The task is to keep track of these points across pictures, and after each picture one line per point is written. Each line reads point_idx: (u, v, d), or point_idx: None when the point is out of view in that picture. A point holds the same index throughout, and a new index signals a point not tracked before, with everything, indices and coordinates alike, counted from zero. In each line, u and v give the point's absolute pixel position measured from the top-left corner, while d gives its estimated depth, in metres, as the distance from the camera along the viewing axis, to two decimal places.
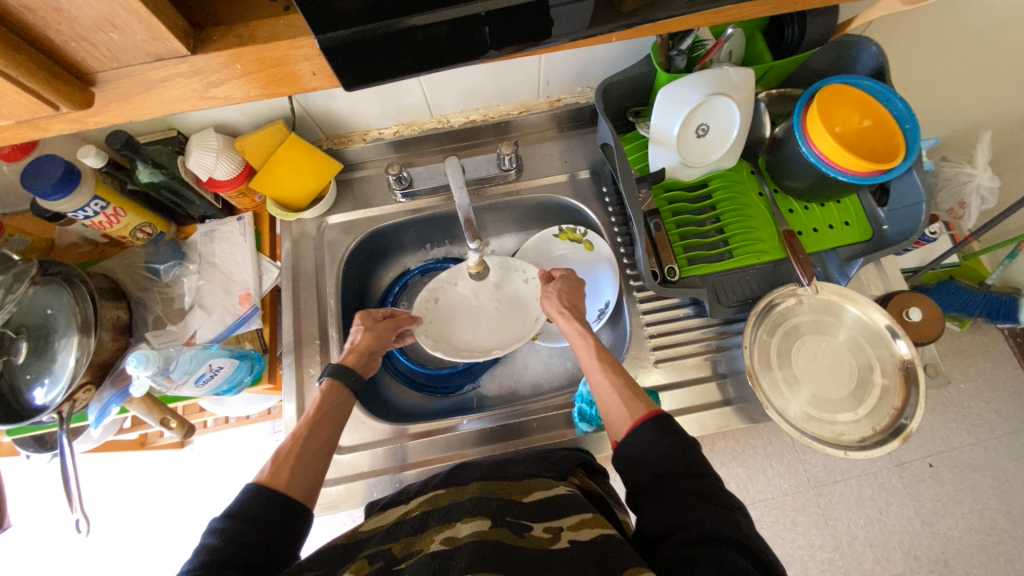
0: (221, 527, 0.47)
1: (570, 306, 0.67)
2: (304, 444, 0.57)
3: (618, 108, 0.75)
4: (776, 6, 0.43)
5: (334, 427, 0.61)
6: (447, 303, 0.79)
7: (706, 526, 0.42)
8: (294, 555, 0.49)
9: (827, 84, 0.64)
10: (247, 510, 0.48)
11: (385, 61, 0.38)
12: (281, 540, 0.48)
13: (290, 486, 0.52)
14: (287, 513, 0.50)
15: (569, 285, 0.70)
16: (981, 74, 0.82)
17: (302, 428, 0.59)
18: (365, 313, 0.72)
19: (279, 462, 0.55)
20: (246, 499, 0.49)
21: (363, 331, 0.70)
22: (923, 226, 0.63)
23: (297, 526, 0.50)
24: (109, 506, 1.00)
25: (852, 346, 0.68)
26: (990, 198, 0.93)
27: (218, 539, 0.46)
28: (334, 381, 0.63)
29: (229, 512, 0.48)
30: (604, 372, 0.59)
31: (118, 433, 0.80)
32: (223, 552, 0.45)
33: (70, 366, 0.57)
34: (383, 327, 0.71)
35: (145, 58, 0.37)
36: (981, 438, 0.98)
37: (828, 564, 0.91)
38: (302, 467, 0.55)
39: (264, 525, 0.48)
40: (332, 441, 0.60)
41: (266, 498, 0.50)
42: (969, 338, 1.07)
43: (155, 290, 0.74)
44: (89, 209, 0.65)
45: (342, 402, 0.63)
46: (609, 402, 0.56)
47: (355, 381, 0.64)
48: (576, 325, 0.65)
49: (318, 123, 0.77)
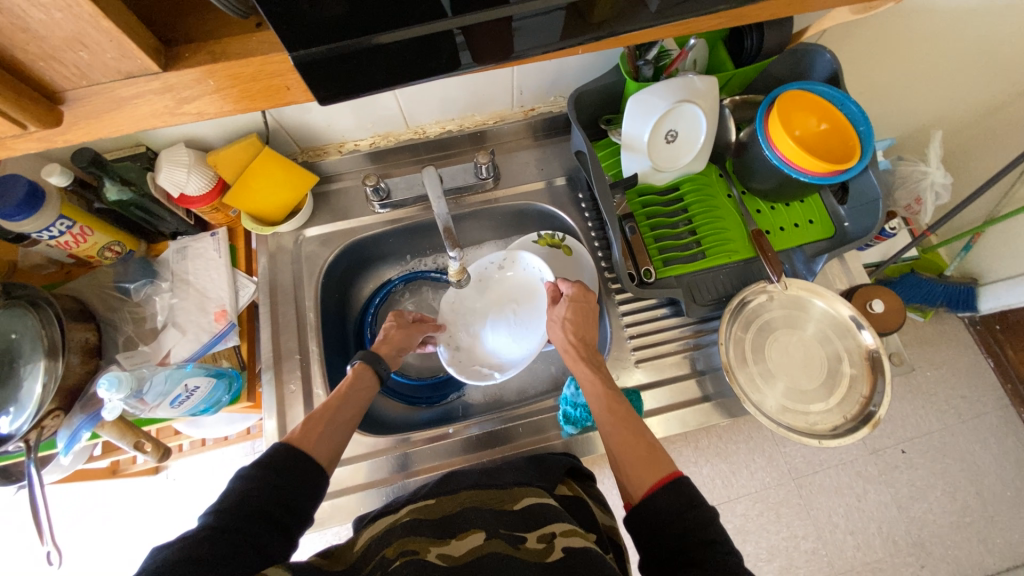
0: (250, 473, 0.50)
1: (576, 345, 0.66)
2: (334, 414, 0.61)
3: (590, 117, 0.77)
4: (730, 20, 0.45)
5: (359, 408, 0.64)
6: (462, 310, 0.82)
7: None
8: (311, 514, 0.51)
9: (785, 90, 0.67)
10: (275, 461, 0.52)
11: (359, 74, 0.38)
12: (302, 495, 0.51)
13: (315, 448, 0.56)
14: (309, 472, 0.53)
15: (576, 315, 0.68)
16: (928, 79, 0.87)
17: (332, 400, 0.62)
18: (398, 313, 0.78)
19: (309, 426, 0.59)
20: (277, 451, 0.53)
21: (394, 327, 0.75)
22: (881, 221, 0.67)
23: (317, 483, 0.53)
24: (82, 537, 0.96)
25: (821, 338, 0.71)
26: (943, 193, 0.98)
27: (247, 485, 0.49)
28: (366, 365, 0.68)
29: (260, 461, 0.52)
30: (617, 428, 0.58)
31: (89, 460, 0.76)
32: (252, 497, 0.48)
33: (37, 393, 0.55)
34: (412, 327, 0.77)
35: (115, 75, 0.37)
36: (948, 423, 1.03)
37: (812, 553, 0.94)
38: (330, 432, 0.59)
39: (289, 478, 0.51)
40: (355, 421, 0.63)
41: (294, 455, 0.53)
42: (932, 328, 1.13)
43: (126, 310, 0.72)
44: (55, 229, 0.63)
45: (370, 386, 0.67)
46: (627, 462, 0.54)
47: (382, 368, 0.68)
48: (584, 365, 0.64)
49: (292, 136, 0.77)
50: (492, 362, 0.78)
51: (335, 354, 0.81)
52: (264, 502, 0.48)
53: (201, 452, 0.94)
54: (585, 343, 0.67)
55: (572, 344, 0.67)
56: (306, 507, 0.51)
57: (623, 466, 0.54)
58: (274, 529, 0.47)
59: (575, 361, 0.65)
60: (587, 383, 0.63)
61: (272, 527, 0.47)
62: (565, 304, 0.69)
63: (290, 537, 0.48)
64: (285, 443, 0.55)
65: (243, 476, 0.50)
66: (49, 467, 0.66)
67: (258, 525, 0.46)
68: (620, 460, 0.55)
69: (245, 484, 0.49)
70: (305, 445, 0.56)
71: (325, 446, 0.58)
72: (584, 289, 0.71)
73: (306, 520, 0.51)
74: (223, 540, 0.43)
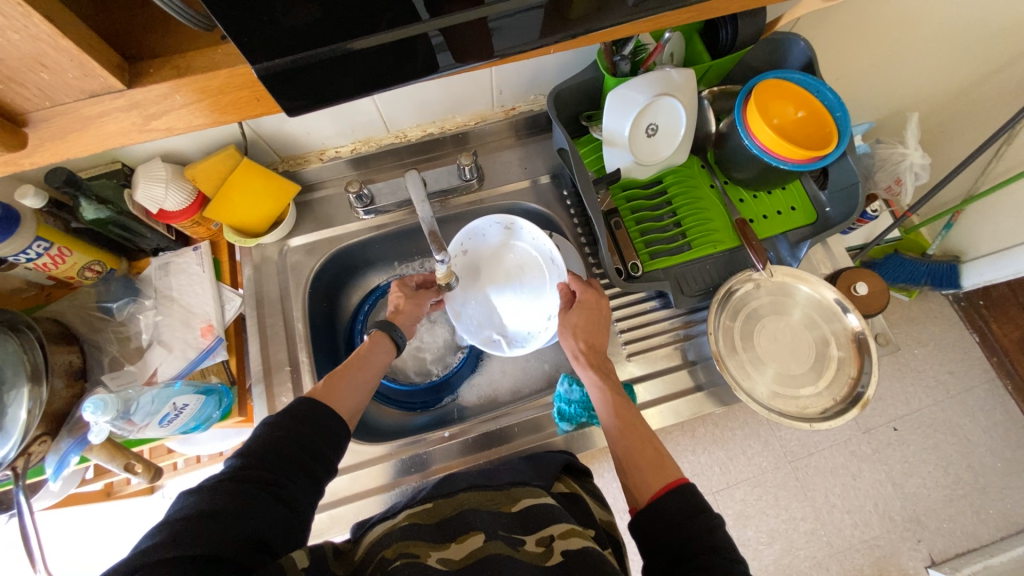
0: (275, 421, 0.51)
1: (586, 351, 0.66)
2: (355, 372, 0.62)
3: (571, 113, 0.77)
4: (701, 12, 0.45)
5: (376, 371, 0.65)
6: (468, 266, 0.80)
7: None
8: (335, 460, 0.53)
9: (762, 80, 0.68)
10: (302, 408, 0.53)
11: (332, 82, 0.38)
12: (328, 444, 0.53)
13: (338, 402, 0.58)
14: (332, 423, 0.54)
15: (588, 323, 0.69)
16: (901, 61, 0.88)
17: (351, 360, 0.64)
18: (401, 282, 0.77)
19: (330, 382, 0.60)
20: (301, 403, 0.54)
21: (403, 298, 0.76)
22: (861, 205, 0.68)
23: (340, 437, 0.54)
24: (79, 563, 0.95)
25: (808, 323, 0.72)
26: (922, 174, 1.00)
27: (273, 431, 0.50)
28: (383, 333, 0.69)
29: (284, 410, 0.53)
30: (622, 429, 0.59)
31: (80, 484, 0.75)
32: (273, 446, 0.49)
33: (22, 420, 0.54)
34: (420, 296, 0.77)
35: (79, 95, 0.36)
36: (938, 399, 1.05)
37: (811, 534, 0.95)
38: (351, 390, 0.60)
39: (312, 427, 0.52)
40: (373, 382, 0.64)
41: (319, 407, 0.54)
42: (918, 306, 1.14)
43: (109, 330, 0.70)
44: (32, 251, 0.62)
45: (388, 352, 0.69)
46: (632, 464, 0.55)
47: (398, 335, 0.70)
48: (592, 371, 0.65)
49: (271, 145, 0.76)
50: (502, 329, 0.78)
51: (326, 363, 0.81)
52: (288, 450, 0.49)
53: (194, 470, 0.92)
54: (594, 349, 0.67)
55: (582, 350, 0.67)
56: (330, 455, 0.52)
57: (626, 476, 0.55)
58: (300, 475, 0.48)
59: (585, 367, 0.65)
60: (597, 393, 0.63)
61: (301, 474, 0.49)
62: (577, 310, 0.69)
63: (318, 481, 0.50)
64: (308, 395, 0.55)
65: (267, 424, 0.51)
66: (38, 495, 0.65)
67: (282, 476, 0.47)
68: (626, 466, 0.55)
69: (269, 433, 0.50)
70: (328, 396, 0.58)
71: (347, 402, 0.59)
72: (597, 297, 0.70)
73: (332, 466, 0.52)
74: (246, 492, 0.44)
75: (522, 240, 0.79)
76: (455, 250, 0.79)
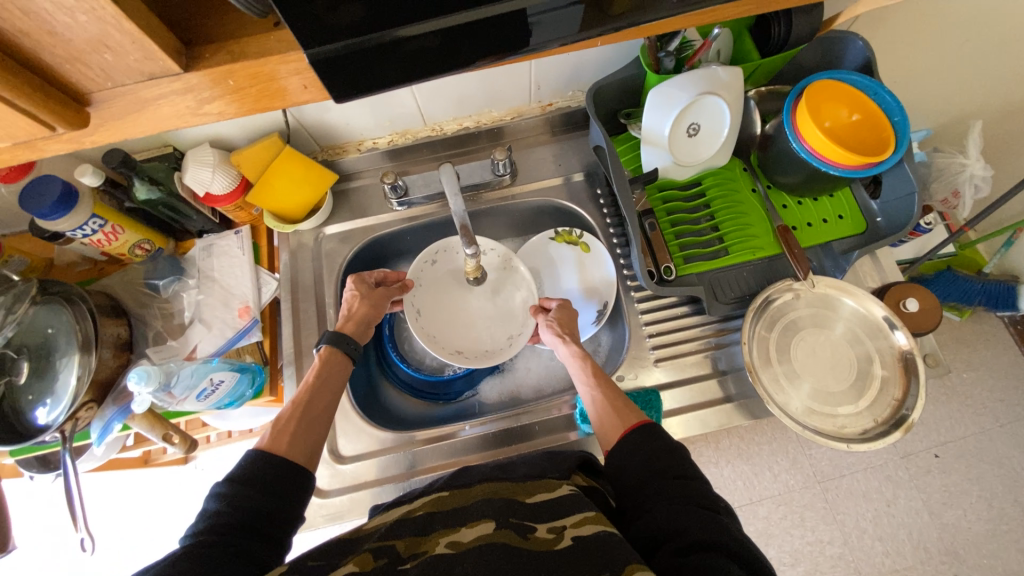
0: (224, 491, 0.49)
1: (567, 333, 0.68)
2: (305, 410, 0.59)
3: (609, 111, 0.76)
4: (757, 7, 0.43)
5: (334, 395, 0.63)
6: (437, 280, 0.79)
7: (691, 532, 0.41)
8: (298, 513, 0.51)
9: (815, 80, 0.64)
10: (249, 472, 0.50)
11: (375, 72, 0.38)
12: (284, 496, 0.51)
13: (289, 450, 0.55)
14: (291, 476, 0.52)
15: (567, 315, 0.71)
16: (970, 65, 0.82)
17: (302, 395, 0.61)
18: (358, 278, 0.72)
19: (277, 431, 0.56)
20: (248, 464, 0.51)
21: (357, 297, 0.71)
22: (916, 217, 0.64)
23: (301, 486, 0.53)
24: (116, 524, 1.01)
25: (850, 339, 0.68)
26: (983, 186, 0.93)
27: (221, 503, 0.47)
28: (334, 347, 0.65)
29: (232, 476, 0.50)
30: (599, 390, 0.60)
31: (120, 451, 0.79)
32: (227, 514, 0.47)
33: (72, 386, 0.58)
34: (377, 295, 0.72)
35: (139, 77, 0.38)
36: (986, 426, 0.98)
37: (838, 559, 0.91)
38: (304, 431, 0.57)
39: (268, 488, 0.50)
40: (333, 407, 0.62)
41: (269, 464, 0.52)
42: (969, 327, 1.07)
43: (155, 306, 0.74)
44: (88, 227, 0.65)
45: (343, 371, 0.65)
46: (604, 417, 0.57)
47: (350, 347, 0.66)
48: (574, 346, 0.66)
49: (312, 135, 0.78)
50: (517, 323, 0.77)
51: None
52: (243, 518, 0.47)
53: (225, 444, 0.96)
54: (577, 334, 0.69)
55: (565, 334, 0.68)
56: (292, 512, 0.51)
57: (599, 418, 0.58)
58: (260, 540, 0.47)
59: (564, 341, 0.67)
60: (574, 363, 0.65)
61: (259, 537, 0.47)
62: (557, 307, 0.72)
63: (280, 541, 0.48)
64: (254, 455, 0.52)
65: (216, 495, 0.48)
66: (83, 457, 0.69)
67: (240, 537, 0.46)
68: (597, 414, 0.58)
69: (218, 505, 0.47)
70: (279, 450, 0.54)
71: (303, 447, 0.56)
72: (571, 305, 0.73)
73: (294, 522, 0.51)
74: (207, 556, 0.43)
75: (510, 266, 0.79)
76: (433, 252, 0.79)
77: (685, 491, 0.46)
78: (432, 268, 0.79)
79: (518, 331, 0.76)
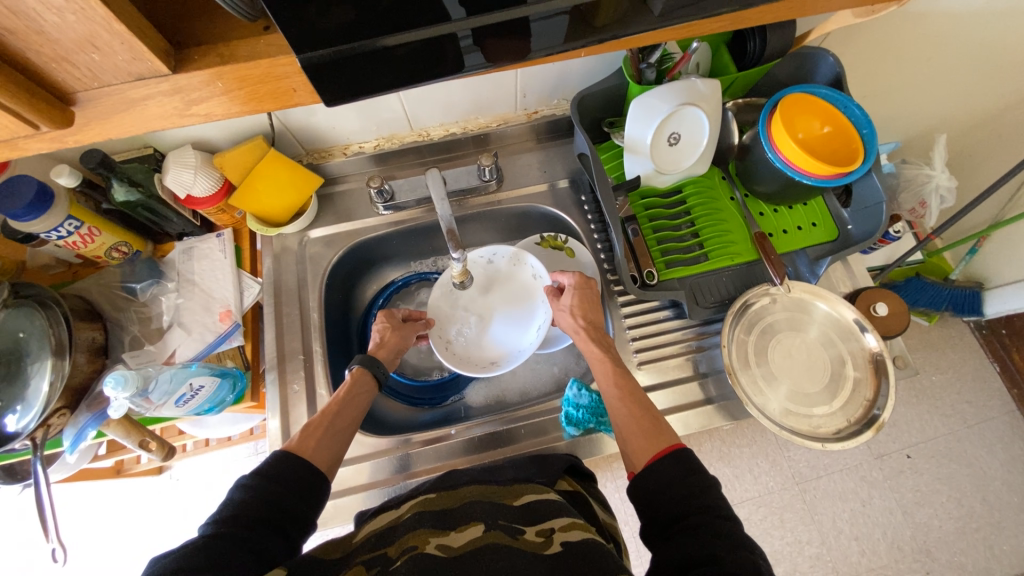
0: (249, 483, 0.48)
1: (587, 325, 0.68)
2: (332, 419, 0.59)
3: (593, 119, 0.77)
4: (734, 22, 0.44)
5: (360, 411, 0.63)
6: (457, 303, 0.79)
7: (725, 565, 0.41)
8: (312, 521, 0.50)
9: (788, 94, 0.67)
10: (273, 470, 0.51)
11: (364, 78, 0.39)
12: (301, 502, 0.50)
13: (314, 454, 0.55)
14: (311, 480, 0.52)
15: (583, 296, 0.70)
16: (933, 82, 0.87)
17: (332, 405, 0.61)
18: (388, 313, 0.75)
19: (306, 433, 0.57)
20: (276, 461, 0.51)
21: (388, 329, 0.73)
22: (884, 225, 0.67)
23: (318, 493, 0.52)
24: (86, 537, 0.97)
25: (824, 341, 0.71)
26: (948, 197, 0.98)
27: (247, 495, 0.47)
28: (364, 370, 0.66)
29: (259, 470, 0.50)
30: (621, 401, 0.61)
31: (93, 460, 0.76)
32: (252, 507, 0.46)
33: (44, 392, 0.56)
34: (406, 328, 0.75)
35: (126, 77, 0.38)
36: (954, 427, 1.02)
37: (817, 559, 0.93)
38: (328, 438, 0.58)
39: (288, 487, 0.50)
40: (358, 422, 0.62)
41: (292, 464, 0.52)
42: (937, 332, 1.12)
43: (131, 310, 0.72)
44: (63, 229, 0.64)
45: (371, 390, 0.65)
46: (629, 432, 0.58)
47: (380, 371, 0.67)
48: (596, 346, 0.66)
49: (297, 138, 0.77)
50: (541, 311, 0.76)
51: (337, 352, 0.81)
52: (262, 514, 0.46)
53: (203, 452, 0.94)
54: (594, 326, 0.69)
55: (582, 327, 0.68)
56: (307, 518, 0.50)
57: (625, 428, 0.58)
58: (273, 537, 0.46)
59: (588, 342, 0.67)
60: (596, 363, 0.66)
61: (272, 535, 0.46)
62: (570, 293, 0.70)
63: (292, 545, 0.47)
64: (282, 453, 0.53)
65: (241, 486, 0.48)
66: (54, 466, 0.66)
67: (256, 531, 0.45)
68: (621, 429, 0.59)
69: (243, 495, 0.47)
70: (304, 452, 0.55)
71: (325, 453, 0.56)
72: (587, 278, 0.72)
73: (307, 528, 0.50)
74: (220, 548, 0.42)
75: (510, 269, 0.79)
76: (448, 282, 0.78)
77: (721, 528, 0.44)
78: (451, 298, 0.79)
79: (538, 322, 0.76)
